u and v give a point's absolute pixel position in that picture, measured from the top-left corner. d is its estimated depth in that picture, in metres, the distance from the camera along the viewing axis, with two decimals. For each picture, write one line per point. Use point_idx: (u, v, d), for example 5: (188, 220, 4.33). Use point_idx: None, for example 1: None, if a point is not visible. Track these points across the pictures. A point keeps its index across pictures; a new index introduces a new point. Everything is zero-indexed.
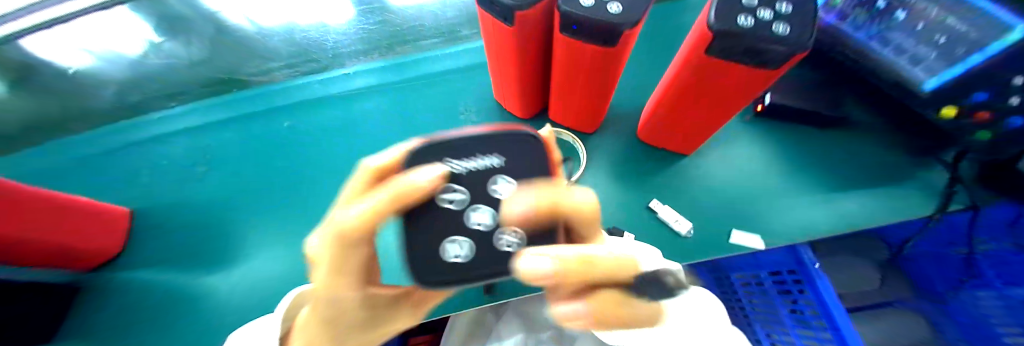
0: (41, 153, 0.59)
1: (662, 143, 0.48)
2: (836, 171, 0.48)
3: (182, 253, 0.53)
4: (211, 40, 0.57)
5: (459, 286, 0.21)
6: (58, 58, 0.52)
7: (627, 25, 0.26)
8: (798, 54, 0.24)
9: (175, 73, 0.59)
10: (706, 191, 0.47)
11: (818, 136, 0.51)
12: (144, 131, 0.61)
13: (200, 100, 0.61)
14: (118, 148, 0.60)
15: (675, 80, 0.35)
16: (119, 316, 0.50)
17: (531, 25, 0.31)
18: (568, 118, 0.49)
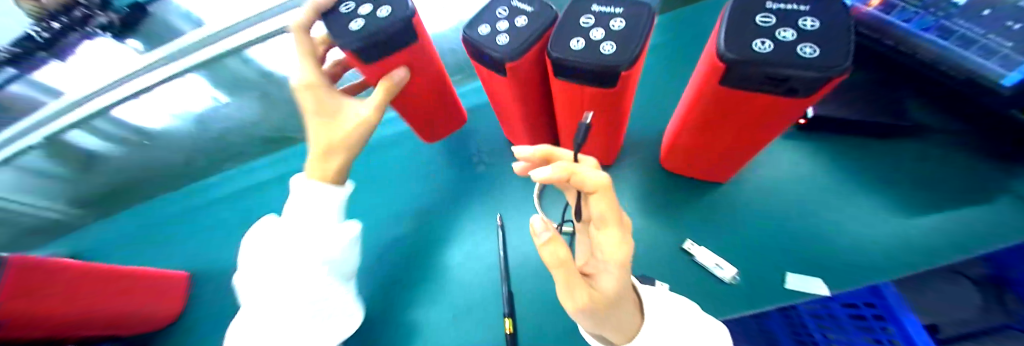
0: (106, 226, 0.61)
1: (691, 170, 0.44)
2: (896, 189, 0.42)
3: (212, 320, 0.51)
4: (261, 98, 0.62)
5: (358, 44, 0.30)
6: (144, 121, 0.61)
7: (623, 65, 0.24)
8: (838, 78, 0.20)
9: (231, 135, 0.62)
10: (747, 223, 0.42)
11: (875, 147, 0.45)
12: (190, 198, 0.61)
13: (241, 165, 0.61)
14: (169, 217, 0.60)
15: (693, 109, 0.31)
16: None
17: (527, 71, 0.30)
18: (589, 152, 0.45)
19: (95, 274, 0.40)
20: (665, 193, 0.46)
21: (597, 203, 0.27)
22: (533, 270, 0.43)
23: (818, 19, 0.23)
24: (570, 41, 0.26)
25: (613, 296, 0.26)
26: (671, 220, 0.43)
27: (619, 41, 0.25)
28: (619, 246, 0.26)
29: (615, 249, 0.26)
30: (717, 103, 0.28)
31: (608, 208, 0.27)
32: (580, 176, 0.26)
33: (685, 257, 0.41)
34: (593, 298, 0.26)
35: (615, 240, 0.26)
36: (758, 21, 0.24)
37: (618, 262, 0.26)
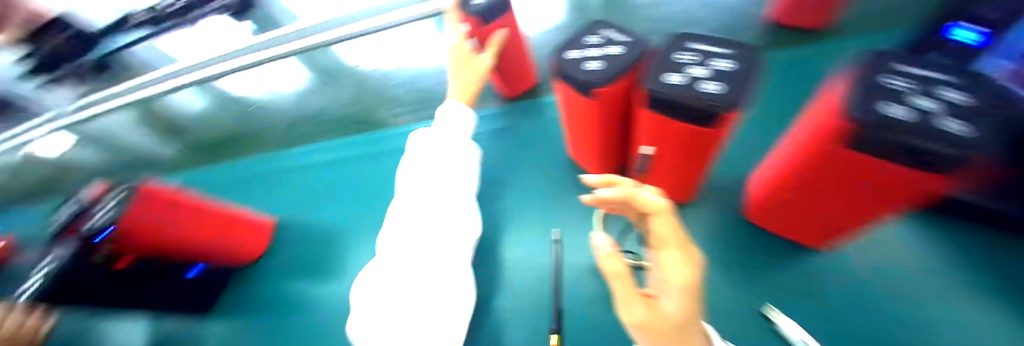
0: (216, 171, 0.73)
1: (772, 221, 0.40)
2: (998, 285, 0.36)
3: (274, 275, 0.55)
4: (355, 82, 0.68)
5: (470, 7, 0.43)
6: (237, 91, 0.70)
7: (725, 108, 0.23)
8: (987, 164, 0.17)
9: (325, 109, 0.68)
10: (831, 291, 0.38)
11: (1005, 240, 0.39)
12: (280, 162, 0.68)
13: (326, 142, 0.67)
14: (258, 175, 0.69)
15: (796, 160, 0.28)
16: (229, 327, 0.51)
17: (610, 98, 0.30)
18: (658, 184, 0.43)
19: (203, 215, 0.43)
20: (729, 239, 0.44)
21: (657, 224, 0.25)
22: (585, 291, 0.41)
23: (967, 88, 0.20)
24: (666, 74, 0.26)
25: (675, 324, 0.21)
26: (735, 270, 0.41)
27: (726, 82, 0.25)
28: (682, 267, 0.23)
29: (676, 269, 0.23)
30: (827, 168, 0.25)
31: (670, 230, 0.25)
32: (639, 198, 0.27)
33: (764, 322, 0.37)
34: (653, 319, 0.22)
35: (679, 262, 0.23)
36: (884, 78, 0.21)
37: (681, 284, 0.22)
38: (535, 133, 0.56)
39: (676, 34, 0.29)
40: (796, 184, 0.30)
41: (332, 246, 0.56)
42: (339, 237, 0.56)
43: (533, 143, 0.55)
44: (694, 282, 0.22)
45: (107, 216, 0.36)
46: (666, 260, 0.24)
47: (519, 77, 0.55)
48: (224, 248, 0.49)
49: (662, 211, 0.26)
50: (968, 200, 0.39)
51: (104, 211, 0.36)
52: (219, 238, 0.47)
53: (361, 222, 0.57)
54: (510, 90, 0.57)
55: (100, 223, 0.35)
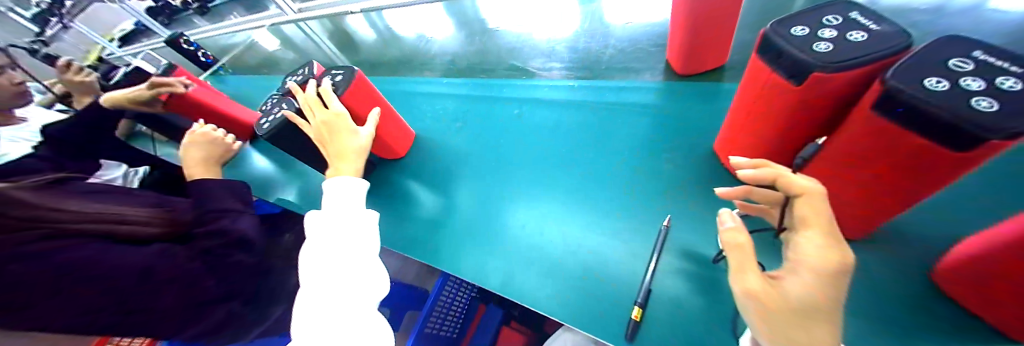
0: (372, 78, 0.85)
1: (972, 302, 0.29)
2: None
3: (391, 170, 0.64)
4: (511, 37, 0.76)
5: None
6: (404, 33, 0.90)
7: (997, 133, 0.19)
8: None
9: (477, 53, 0.76)
10: None
11: None
12: (421, 82, 0.76)
13: (466, 77, 0.73)
14: (400, 90, 0.77)
15: None
16: None
17: (823, 92, 0.27)
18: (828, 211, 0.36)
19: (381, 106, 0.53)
20: (903, 303, 0.33)
21: (803, 205, 0.23)
22: (679, 287, 0.38)
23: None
24: (922, 77, 0.22)
25: (796, 307, 0.20)
26: (883, 328, 0.32)
27: (1009, 101, 0.20)
28: (823, 254, 0.21)
29: (817, 251, 0.21)
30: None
31: (818, 215, 0.22)
32: (786, 176, 0.24)
33: None
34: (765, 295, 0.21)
35: (818, 246, 0.21)
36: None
37: (816, 269, 0.20)
38: (683, 118, 0.52)
39: (951, 39, 0.24)
40: (996, 265, 0.24)
41: (443, 163, 0.61)
42: (449, 158, 0.61)
43: (676, 125, 0.51)
44: (836, 271, 0.20)
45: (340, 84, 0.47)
46: (805, 242, 0.22)
47: (706, 54, 0.50)
48: (387, 140, 0.57)
49: (816, 197, 0.22)
50: None
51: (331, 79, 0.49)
52: (385, 129, 0.55)
53: (473, 151, 0.60)
54: (685, 68, 0.54)
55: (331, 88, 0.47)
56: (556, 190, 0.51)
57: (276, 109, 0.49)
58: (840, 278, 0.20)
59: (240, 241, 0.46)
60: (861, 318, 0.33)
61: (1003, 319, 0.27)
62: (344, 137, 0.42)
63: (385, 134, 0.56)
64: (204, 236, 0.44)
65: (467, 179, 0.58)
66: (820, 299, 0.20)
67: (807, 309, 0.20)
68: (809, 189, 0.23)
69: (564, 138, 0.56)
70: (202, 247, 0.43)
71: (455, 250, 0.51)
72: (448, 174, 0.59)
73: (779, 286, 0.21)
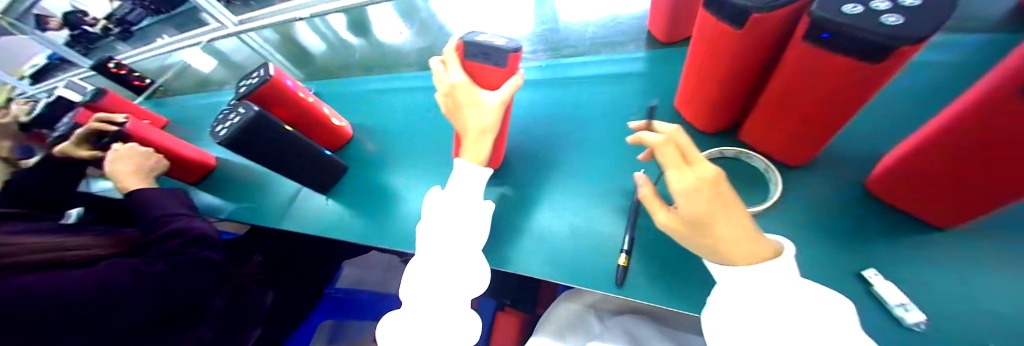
0: (337, 83, 0.83)
1: (906, 201, 0.34)
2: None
3: (362, 168, 0.61)
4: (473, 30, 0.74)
5: None
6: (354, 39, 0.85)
7: (907, 39, 0.21)
8: None
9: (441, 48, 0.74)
10: (959, 283, 0.32)
11: None
12: (390, 81, 0.75)
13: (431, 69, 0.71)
14: (368, 92, 0.76)
15: (958, 115, 0.24)
16: (322, 201, 0.59)
17: (764, 30, 0.29)
18: (775, 145, 0.40)
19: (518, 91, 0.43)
20: (848, 216, 0.37)
21: (664, 155, 0.30)
22: (659, 234, 0.41)
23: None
24: (842, 5, 0.25)
25: (687, 222, 0.30)
26: (827, 239, 0.37)
27: (910, 15, 0.23)
28: (685, 183, 0.28)
29: (679, 187, 0.29)
30: (994, 139, 0.23)
31: (674, 154, 0.30)
32: (641, 139, 0.31)
33: (861, 285, 0.33)
34: (670, 220, 0.32)
35: (679, 179, 0.29)
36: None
37: (684, 195, 0.29)
38: (652, 83, 0.54)
39: None
40: (923, 158, 0.28)
41: (416, 154, 0.59)
42: (421, 148, 0.60)
43: (642, 90, 0.54)
44: (698, 191, 0.28)
45: (490, 50, 0.37)
46: (672, 180, 0.29)
47: (686, 23, 0.52)
48: (501, 144, 0.48)
49: (662, 146, 0.30)
50: None
51: (486, 39, 0.38)
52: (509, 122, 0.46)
53: (446, 138, 0.59)
54: (669, 36, 0.55)
55: (479, 52, 0.38)
56: (535, 164, 0.52)
57: (232, 115, 0.46)
58: (699, 196, 0.28)
59: (199, 239, 0.51)
60: (811, 234, 0.37)
61: (933, 205, 0.32)
62: (470, 111, 0.41)
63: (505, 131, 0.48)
64: (162, 242, 0.49)
65: (440, 167, 0.56)
66: (701, 211, 0.29)
67: (692, 219, 0.29)
68: (657, 141, 0.30)
69: (537, 115, 0.57)
70: (164, 250, 0.47)
71: None
72: (420, 164, 0.58)
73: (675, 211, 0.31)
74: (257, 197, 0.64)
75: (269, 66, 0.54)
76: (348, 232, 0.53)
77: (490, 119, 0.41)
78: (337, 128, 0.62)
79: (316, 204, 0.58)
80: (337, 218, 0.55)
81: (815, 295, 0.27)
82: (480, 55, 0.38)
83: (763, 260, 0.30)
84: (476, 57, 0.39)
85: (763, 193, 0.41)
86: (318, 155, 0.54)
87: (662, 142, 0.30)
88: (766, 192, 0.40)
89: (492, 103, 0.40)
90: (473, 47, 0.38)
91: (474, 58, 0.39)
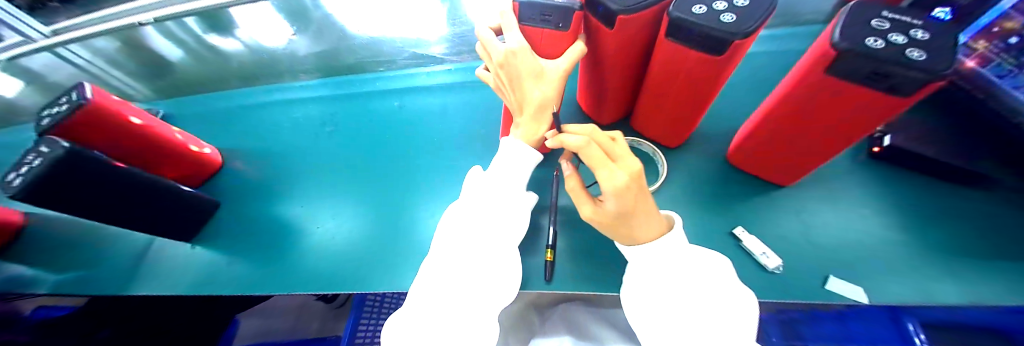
0: (209, 100, 0.68)
1: (757, 167, 0.41)
2: (962, 241, 0.37)
3: (250, 200, 0.51)
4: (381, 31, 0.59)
5: None
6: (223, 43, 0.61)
7: (740, 34, 0.25)
8: (934, 83, 0.21)
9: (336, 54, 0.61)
10: (801, 228, 0.39)
11: (966, 197, 0.39)
12: (280, 94, 0.64)
13: (328, 78, 0.63)
14: (252, 107, 0.64)
15: (786, 91, 0.30)
16: (198, 247, 0.48)
17: (634, 31, 0.31)
18: (658, 129, 0.44)
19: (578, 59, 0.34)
20: (724, 184, 0.43)
21: (588, 155, 0.28)
22: (575, 225, 0.43)
23: (929, 32, 0.23)
24: (692, 5, 0.27)
25: (614, 215, 0.30)
26: (711, 207, 0.42)
27: (740, 13, 0.26)
28: (615, 180, 0.27)
29: (611, 185, 0.27)
30: (804, 95, 0.29)
31: (598, 153, 0.28)
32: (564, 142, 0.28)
33: (732, 241, 0.39)
34: (598, 213, 0.32)
35: (610, 177, 0.27)
36: (873, 22, 0.24)
37: (616, 192, 0.27)
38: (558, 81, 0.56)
39: None
40: (767, 128, 0.35)
41: (319, 175, 0.52)
42: (324, 167, 0.52)
43: None
44: (627, 187, 0.27)
45: (552, 8, 0.27)
46: (603, 178, 0.27)
47: None
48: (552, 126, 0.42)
49: (586, 147, 0.28)
50: (934, 164, 0.39)
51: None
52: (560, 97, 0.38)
53: (354, 154, 0.53)
54: None
55: (538, 12, 0.28)
56: (453, 173, 0.48)
57: (31, 155, 0.33)
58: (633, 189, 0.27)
59: None
60: (699, 204, 0.42)
61: (776, 166, 0.39)
62: (529, 84, 0.32)
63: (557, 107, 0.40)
64: None
65: (343, 188, 0.50)
66: (628, 204, 0.28)
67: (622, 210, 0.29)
68: (582, 143, 0.28)
69: (450, 118, 0.54)
70: None
71: (355, 262, 0.43)
72: (325, 186, 0.50)
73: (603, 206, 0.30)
74: (96, 261, 0.49)
75: (83, 83, 0.40)
76: (227, 283, 0.44)
77: (550, 93, 0.32)
78: (200, 155, 0.51)
79: (187, 255, 0.47)
80: (214, 267, 0.45)
81: (698, 258, 0.32)
82: (540, 15, 0.28)
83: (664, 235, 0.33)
84: (532, 19, 0.29)
85: (656, 173, 0.45)
86: (175, 193, 0.43)
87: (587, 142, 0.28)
88: (657, 172, 0.45)
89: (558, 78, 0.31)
90: (528, 5, 0.28)
91: (536, 22, 0.29)
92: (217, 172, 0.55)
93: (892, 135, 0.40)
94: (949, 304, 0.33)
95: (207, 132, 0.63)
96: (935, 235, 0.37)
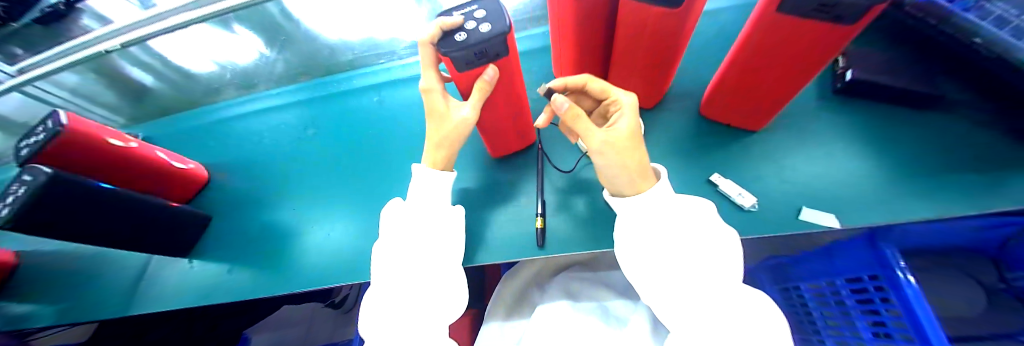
0: (188, 118, 0.68)
1: (729, 117, 0.43)
2: (922, 162, 0.39)
3: (242, 212, 0.51)
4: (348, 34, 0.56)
5: None
6: (193, 66, 0.61)
7: None
8: (875, 7, 0.21)
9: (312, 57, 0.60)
10: (775, 168, 0.41)
11: (927, 120, 0.41)
12: (257, 103, 0.64)
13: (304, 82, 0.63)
14: (232, 120, 0.64)
15: (747, 35, 0.31)
16: (196, 260, 0.48)
17: None
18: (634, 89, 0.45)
19: (498, 90, 0.33)
20: (700, 136, 0.45)
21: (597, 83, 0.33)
22: (562, 192, 0.45)
23: None
24: None
25: (628, 135, 0.31)
26: (690, 158, 0.43)
27: None
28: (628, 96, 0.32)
29: (625, 99, 0.32)
30: (763, 38, 0.30)
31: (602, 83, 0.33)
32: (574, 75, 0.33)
33: (710, 188, 0.41)
34: (614, 134, 0.31)
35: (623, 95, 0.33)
36: None
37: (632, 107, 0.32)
38: (530, 60, 0.58)
39: None
40: (735, 75, 0.36)
41: (307, 178, 0.52)
42: (311, 170, 0.53)
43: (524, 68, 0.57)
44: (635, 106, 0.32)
45: (485, 46, 0.26)
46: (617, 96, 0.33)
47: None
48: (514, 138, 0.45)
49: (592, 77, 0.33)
50: (894, 92, 0.41)
51: (468, 31, 0.26)
52: (488, 122, 0.39)
53: (339, 154, 0.53)
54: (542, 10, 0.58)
55: (475, 53, 0.27)
56: None
57: (15, 184, 0.33)
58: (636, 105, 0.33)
59: None
60: (679, 157, 0.44)
61: (740, 113, 0.41)
62: (439, 115, 0.35)
63: (501, 127, 0.41)
64: None
65: (332, 189, 0.50)
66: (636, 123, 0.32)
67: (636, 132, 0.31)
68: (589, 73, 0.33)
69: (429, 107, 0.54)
70: None
71: (352, 257, 0.43)
72: (315, 188, 0.51)
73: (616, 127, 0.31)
74: (94, 287, 0.49)
75: (57, 111, 0.40)
76: (227, 291, 0.44)
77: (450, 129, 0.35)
78: (186, 171, 0.51)
79: (184, 270, 0.48)
80: (214, 277, 0.46)
81: (687, 206, 0.33)
82: (469, 60, 0.27)
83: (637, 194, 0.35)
84: (471, 62, 0.28)
85: None
86: (166, 207, 0.44)
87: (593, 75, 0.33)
88: None
89: (458, 121, 0.34)
90: (459, 56, 0.27)
91: (465, 68, 0.29)
92: (206, 185, 0.56)
93: (852, 70, 0.42)
94: (915, 220, 0.35)
95: (190, 149, 0.63)
96: (896, 160, 0.39)
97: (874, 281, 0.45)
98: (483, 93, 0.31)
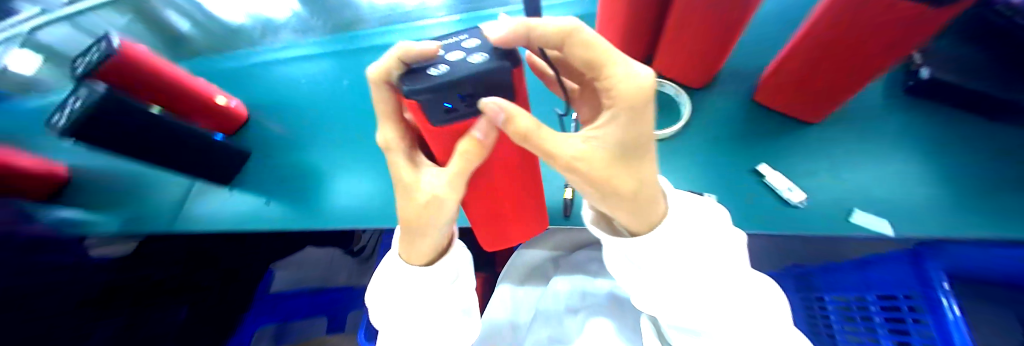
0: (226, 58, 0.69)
1: (791, 105, 0.40)
2: (997, 176, 0.35)
3: (274, 152, 0.53)
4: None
5: None
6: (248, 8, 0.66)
7: None
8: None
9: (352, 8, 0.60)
10: (827, 167, 0.38)
11: (1009, 131, 0.37)
12: (292, 49, 0.64)
13: (338, 31, 0.63)
14: (270, 64, 0.65)
15: (817, 20, 0.28)
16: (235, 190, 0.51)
17: None
18: (677, 63, 0.42)
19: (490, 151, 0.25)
20: (748, 125, 0.42)
21: (583, 51, 0.19)
22: None
23: None
24: None
25: (619, 151, 0.21)
26: (735, 147, 0.41)
27: None
28: (635, 82, 0.18)
29: (630, 86, 0.18)
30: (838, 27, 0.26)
31: (598, 47, 0.19)
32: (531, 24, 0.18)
33: (754, 179, 0.39)
34: (605, 153, 0.21)
35: (628, 74, 0.19)
36: None
37: (634, 105, 0.19)
38: None
39: None
40: (802, 62, 0.33)
41: (337, 127, 0.53)
42: (341, 119, 0.53)
43: None
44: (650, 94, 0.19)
45: (466, 82, 0.16)
46: (619, 74, 0.19)
47: None
48: (510, 203, 0.34)
49: (573, 34, 0.18)
50: (978, 96, 0.37)
51: (446, 63, 0.17)
52: (476, 191, 0.30)
53: (368, 106, 0.53)
54: None
55: (457, 97, 0.17)
56: None
57: (72, 97, 0.35)
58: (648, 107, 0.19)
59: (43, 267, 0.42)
60: (722, 145, 0.42)
61: (804, 102, 0.38)
62: (407, 186, 0.24)
63: (498, 198, 0.32)
64: None
65: (361, 140, 0.51)
66: (632, 132, 0.20)
67: (616, 145, 0.20)
68: (566, 24, 0.18)
69: None
70: None
71: (376, 206, 0.44)
72: (344, 137, 0.52)
73: (601, 133, 0.21)
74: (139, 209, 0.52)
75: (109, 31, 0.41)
76: (259, 223, 0.47)
77: (418, 207, 0.23)
78: (227, 106, 0.53)
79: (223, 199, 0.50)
80: (249, 209, 0.49)
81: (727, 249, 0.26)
82: (448, 106, 0.18)
83: (653, 229, 0.26)
84: (447, 108, 0.19)
85: (678, 117, 0.45)
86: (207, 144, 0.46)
87: (576, 32, 0.18)
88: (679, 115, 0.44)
89: (431, 194, 0.23)
90: (429, 98, 0.17)
91: (443, 121, 0.20)
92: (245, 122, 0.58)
93: (929, 67, 0.38)
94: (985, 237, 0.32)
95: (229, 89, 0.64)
96: (963, 172, 0.36)
97: (908, 300, 0.42)
98: (468, 159, 0.21)
